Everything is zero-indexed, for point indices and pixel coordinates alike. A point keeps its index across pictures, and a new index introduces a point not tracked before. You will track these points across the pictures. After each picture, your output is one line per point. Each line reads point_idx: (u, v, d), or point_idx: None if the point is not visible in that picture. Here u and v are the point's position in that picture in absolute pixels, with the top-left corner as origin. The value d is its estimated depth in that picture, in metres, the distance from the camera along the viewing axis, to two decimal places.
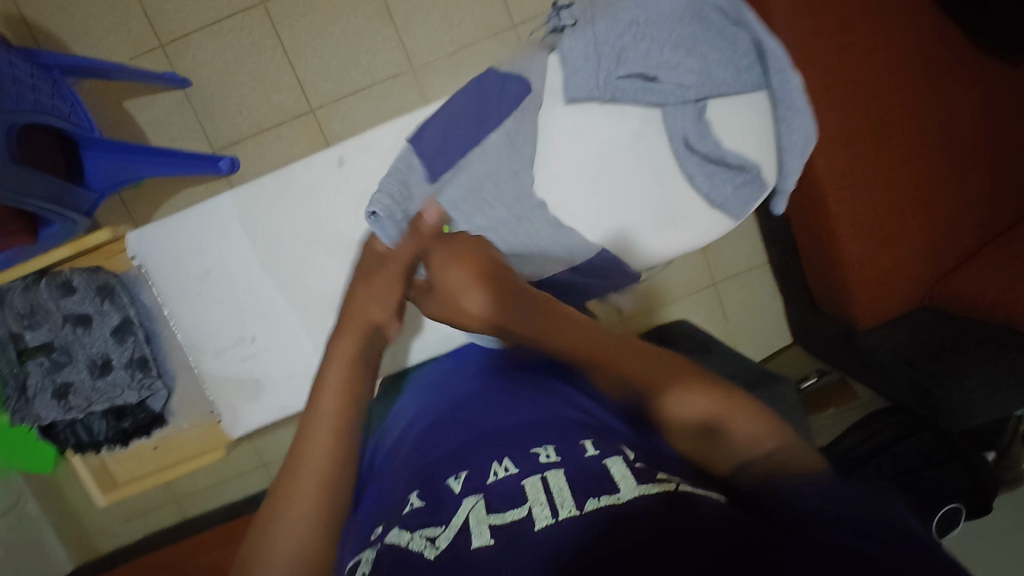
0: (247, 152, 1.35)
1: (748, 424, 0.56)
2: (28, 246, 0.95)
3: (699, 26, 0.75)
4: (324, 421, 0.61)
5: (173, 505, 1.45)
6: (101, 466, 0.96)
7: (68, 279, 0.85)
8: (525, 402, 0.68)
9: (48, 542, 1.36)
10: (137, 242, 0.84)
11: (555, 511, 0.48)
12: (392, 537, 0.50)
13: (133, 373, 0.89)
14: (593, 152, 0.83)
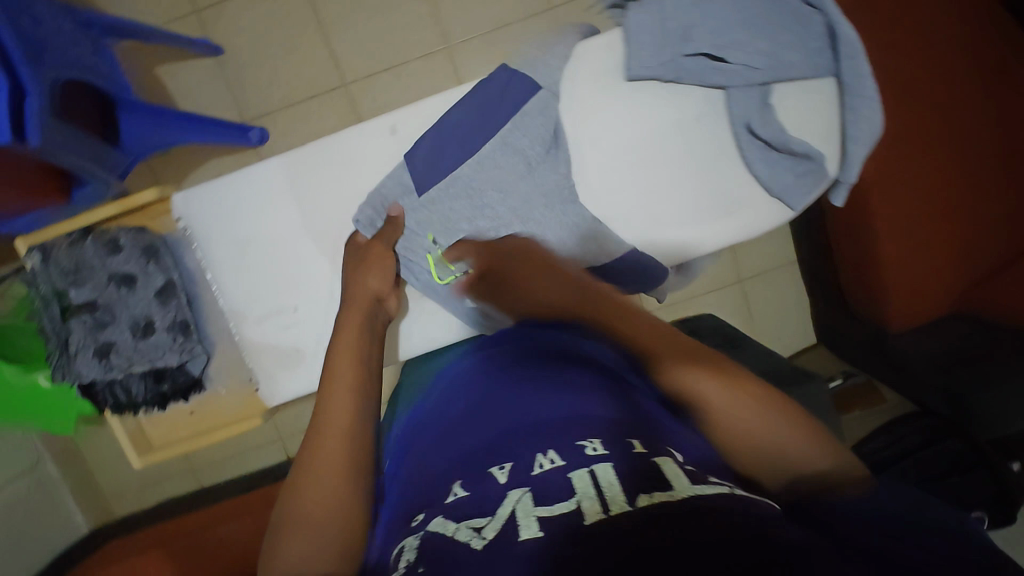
0: (278, 125, 1.34)
1: (792, 437, 0.55)
2: (61, 207, 0.96)
3: (769, 7, 0.75)
4: (339, 395, 0.65)
5: (190, 473, 1.45)
6: (137, 430, 0.92)
7: (115, 237, 0.83)
8: (566, 385, 0.61)
9: (67, 504, 1.37)
10: (183, 204, 0.84)
11: (606, 506, 0.43)
12: (435, 526, 0.47)
13: (176, 336, 0.86)
14: (617, 150, 0.82)
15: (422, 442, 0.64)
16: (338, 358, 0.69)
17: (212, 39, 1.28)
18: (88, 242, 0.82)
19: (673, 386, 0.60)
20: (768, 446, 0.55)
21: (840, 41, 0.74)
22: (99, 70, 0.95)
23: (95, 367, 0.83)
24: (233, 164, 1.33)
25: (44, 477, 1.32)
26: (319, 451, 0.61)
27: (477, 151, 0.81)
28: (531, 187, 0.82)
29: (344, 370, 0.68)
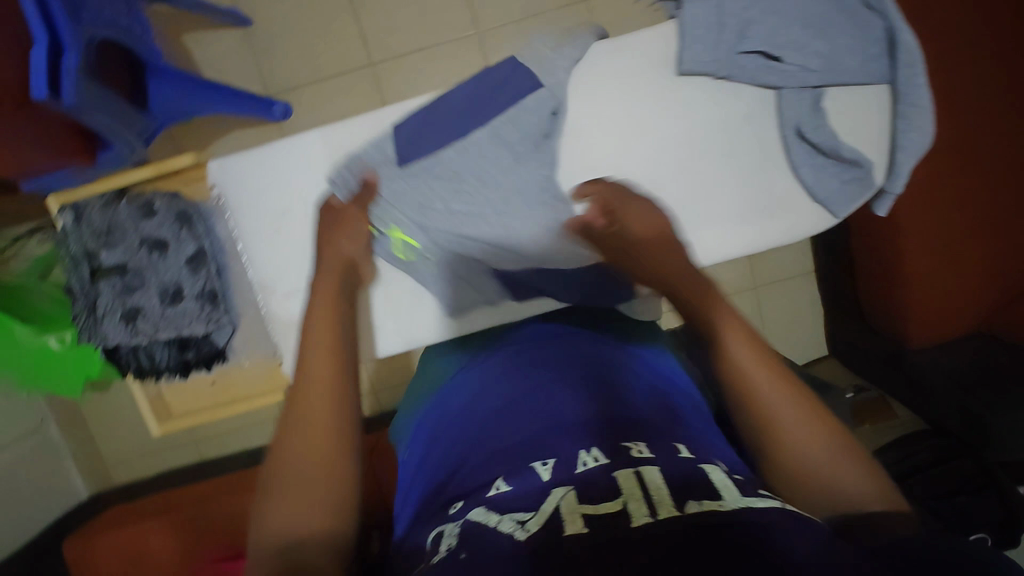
0: (301, 101, 1.31)
1: (841, 465, 0.50)
2: (85, 167, 0.95)
3: (832, 10, 0.75)
4: (324, 369, 0.59)
5: (191, 446, 1.44)
6: (157, 396, 0.94)
7: (149, 201, 0.83)
8: (607, 392, 0.62)
9: (67, 469, 1.35)
10: (219, 171, 0.79)
11: (653, 509, 0.43)
12: (476, 515, 0.47)
13: (205, 305, 0.85)
14: (607, 147, 0.81)
15: (447, 433, 0.64)
16: (314, 320, 0.64)
17: (241, 9, 1.26)
18: (122, 205, 0.82)
19: (736, 393, 0.56)
20: (813, 465, 0.50)
21: (899, 48, 0.74)
22: (131, 32, 0.94)
23: (122, 331, 0.83)
24: (254, 137, 1.31)
25: (45, 439, 1.31)
26: (302, 414, 0.56)
27: (466, 135, 0.79)
28: (512, 180, 0.80)
29: (322, 339, 0.62)
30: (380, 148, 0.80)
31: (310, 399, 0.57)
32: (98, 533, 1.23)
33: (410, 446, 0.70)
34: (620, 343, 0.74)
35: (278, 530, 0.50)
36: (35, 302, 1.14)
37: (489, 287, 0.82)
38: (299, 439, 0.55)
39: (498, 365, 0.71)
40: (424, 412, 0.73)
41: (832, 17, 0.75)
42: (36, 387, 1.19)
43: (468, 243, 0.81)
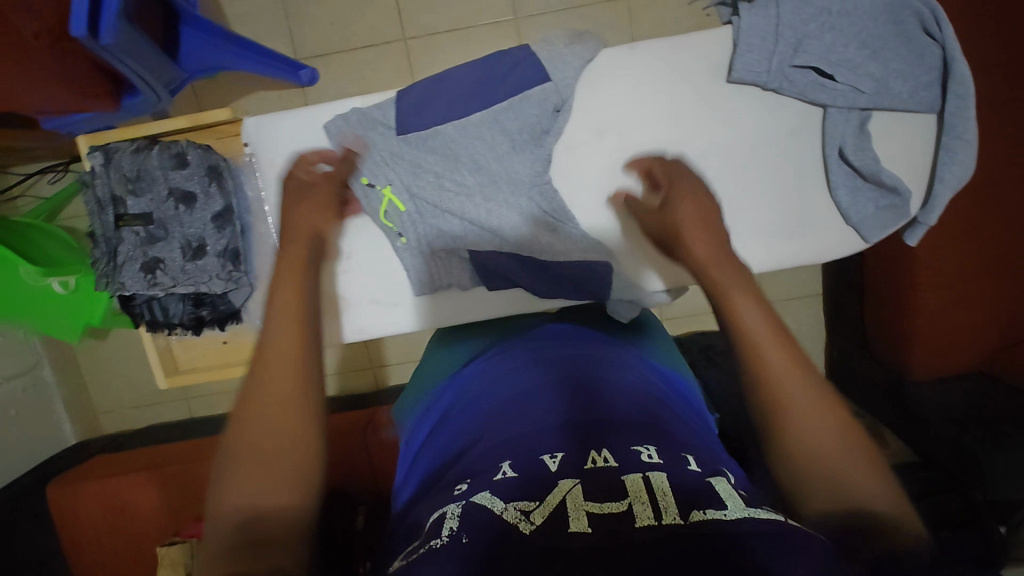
0: (329, 68, 1.30)
1: (860, 478, 0.46)
2: (110, 111, 0.95)
3: (892, 31, 0.72)
4: (290, 328, 0.54)
5: (183, 402, 1.42)
6: (167, 348, 0.90)
7: (183, 151, 0.79)
8: (623, 395, 0.60)
9: (57, 412, 1.34)
10: (254, 129, 0.78)
11: (658, 514, 0.42)
12: (480, 497, 0.46)
13: (225, 264, 0.81)
14: (608, 142, 0.81)
15: (456, 416, 0.64)
16: (280, 287, 0.57)
17: None
18: (154, 152, 0.78)
19: (762, 402, 0.50)
20: (830, 473, 0.46)
21: (952, 79, 0.72)
22: None
23: (140, 281, 0.80)
24: (279, 100, 1.30)
25: (39, 380, 1.30)
26: (262, 388, 0.50)
27: (466, 116, 0.76)
28: (501, 166, 0.78)
29: (285, 298, 0.56)
30: (377, 115, 0.77)
31: (274, 368, 0.51)
32: (83, 479, 1.22)
33: (418, 427, 0.70)
34: (632, 352, 0.74)
35: (242, 505, 0.45)
36: (47, 248, 1.16)
37: (463, 270, 0.81)
38: (264, 409, 0.49)
39: (511, 358, 0.71)
40: (433, 396, 0.73)
41: (887, 41, 0.72)
42: (35, 327, 1.18)
43: (449, 225, 0.79)
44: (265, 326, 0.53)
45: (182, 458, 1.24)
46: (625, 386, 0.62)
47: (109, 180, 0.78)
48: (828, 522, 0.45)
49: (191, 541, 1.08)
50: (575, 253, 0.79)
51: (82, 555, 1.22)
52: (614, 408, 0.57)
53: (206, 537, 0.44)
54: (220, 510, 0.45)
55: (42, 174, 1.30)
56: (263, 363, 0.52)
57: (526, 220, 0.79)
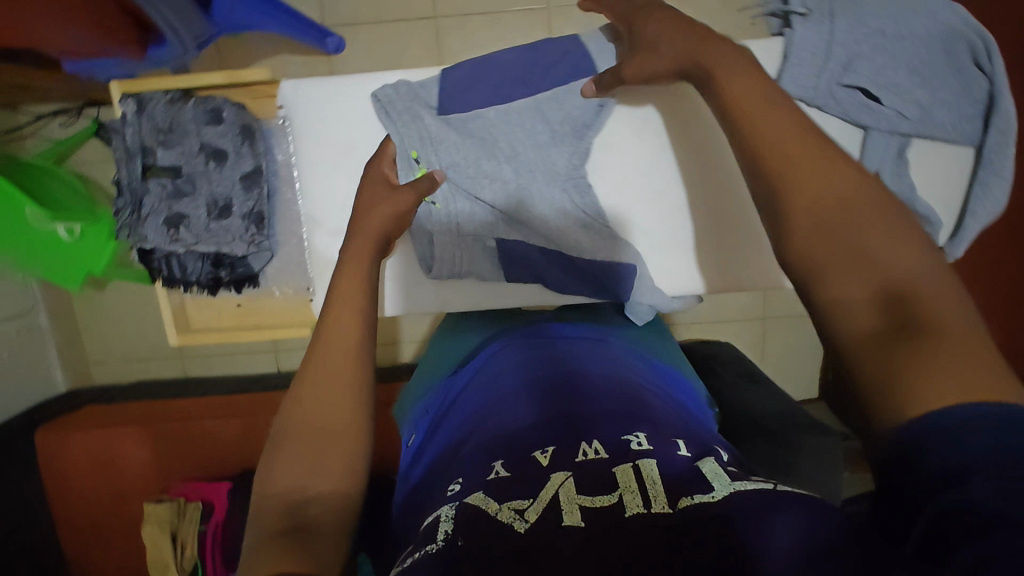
0: (356, 38, 1.28)
1: (897, 260, 0.43)
2: (136, 59, 0.93)
3: (945, 59, 0.69)
4: (349, 307, 0.56)
5: (176, 359, 1.39)
6: (180, 306, 0.89)
7: (218, 107, 0.77)
8: (622, 388, 0.58)
9: (49, 357, 1.32)
10: (292, 94, 0.76)
11: (647, 502, 0.41)
12: (473, 498, 0.43)
13: (249, 227, 0.81)
14: (643, 144, 0.80)
15: (455, 411, 0.61)
16: (343, 275, 0.58)
17: None
18: (189, 105, 0.77)
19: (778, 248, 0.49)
20: (864, 257, 0.44)
21: (997, 114, 0.69)
22: None
23: (162, 234, 0.80)
24: (301, 65, 1.28)
25: (34, 324, 1.28)
26: (319, 373, 0.52)
27: (512, 103, 0.76)
28: (538, 154, 0.77)
29: (349, 286, 0.57)
30: (425, 92, 0.76)
31: (330, 345, 0.54)
32: (74, 428, 1.22)
33: (415, 432, 0.66)
34: (624, 344, 0.73)
35: (284, 486, 0.46)
36: (51, 189, 1.13)
37: (489, 258, 0.80)
38: (308, 398, 0.51)
39: (511, 350, 0.69)
40: (432, 399, 0.70)
41: (938, 69, 0.69)
42: (31, 269, 1.15)
43: (481, 209, 0.78)
44: (326, 311, 0.55)
45: (175, 416, 1.23)
46: (626, 381, 0.60)
47: (142, 130, 0.77)
48: (863, 318, 0.42)
49: (179, 501, 1.10)
50: (601, 253, 0.79)
51: (69, 504, 1.24)
52: (610, 402, 0.54)
53: (255, 517, 0.45)
54: (264, 492, 0.47)
55: (54, 116, 1.27)
56: (320, 348, 0.54)
57: (562, 215, 0.78)
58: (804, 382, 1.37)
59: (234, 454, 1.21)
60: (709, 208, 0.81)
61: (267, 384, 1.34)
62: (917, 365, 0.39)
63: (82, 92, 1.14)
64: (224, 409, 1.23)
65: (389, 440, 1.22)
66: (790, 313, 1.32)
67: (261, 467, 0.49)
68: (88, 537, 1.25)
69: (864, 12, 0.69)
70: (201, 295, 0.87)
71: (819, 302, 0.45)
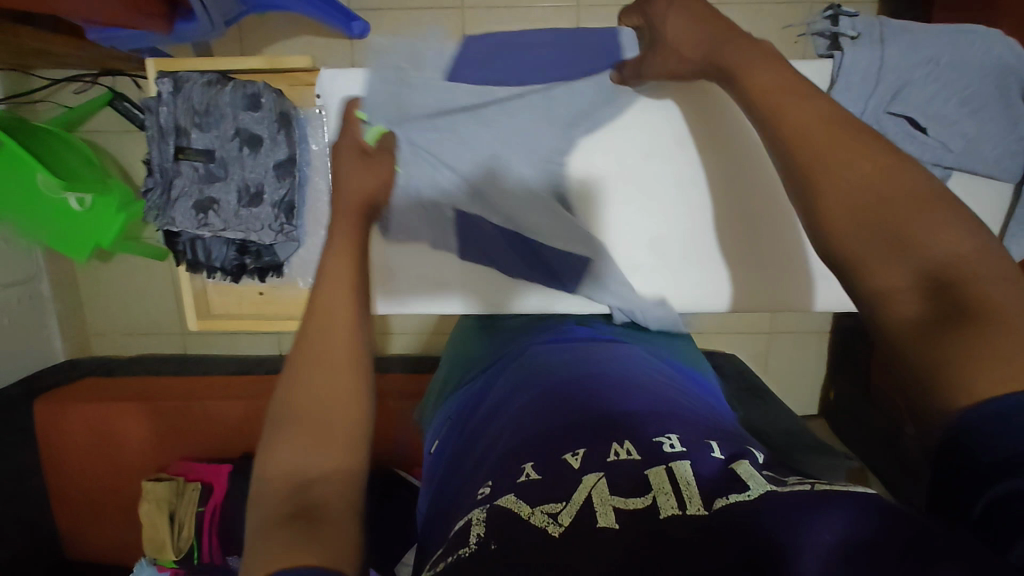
0: (381, 24, 1.26)
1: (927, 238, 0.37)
2: (162, 33, 0.92)
3: (996, 93, 0.67)
4: (337, 283, 0.51)
5: (177, 336, 1.36)
6: (201, 291, 0.88)
7: (258, 92, 0.73)
8: (650, 389, 0.54)
9: (49, 327, 1.29)
10: (331, 80, 0.74)
11: (682, 503, 0.36)
12: (505, 501, 0.39)
13: (279, 216, 0.77)
14: (680, 161, 0.79)
15: (484, 421, 0.58)
16: (335, 254, 0.54)
17: None
18: (228, 89, 0.73)
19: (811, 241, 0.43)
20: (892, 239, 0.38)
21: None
22: None
23: (191, 219, 0.76)
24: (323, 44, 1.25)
25: (35, 293, 1.25)
26: (315, 353, 0.48)
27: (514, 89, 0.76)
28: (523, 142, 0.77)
29: (337, 263, 0.53)
30: (425, 54, 0.74)
31: (325, 321, 0.49)
32: (73, 400, 1.20)
33: (438, 439, 0.66)
34: (643, 347, 0.71)
35: (284, 468, 0.42)
36: (68, 159, 1.11)
37: (447, 230, 0.81)
38: (306, 378, 0.46)
39: (528, 355, 0.68)
40: (455, 405, 0.69)
41: (987, 103, 0.67)
42: (34, 234, 1.11)
43: (445, 185, 0.78)
44: (317, 286, 0.50)
45: (175, 395, 1.21)
46: (654, 382, 0.57)
47: (176, 110, 0.73)
48: (909, 304, 0.37)
49: (177, 480, 1.10)
50: (559, 240, 0.77)
51: (66, 477, 1.23)
52: (638, 402, 0.50)
53: (254, 505, 0.41)
54: (262, 474, 0.42)
55: (68, 82, 1.24)
56: (308, 329, 0.49)
57: (520, 197, 0.78)
58: (803, 397, 1.34)
59: (233, 435, 1.21)
60: (746, 224, 0.80)
61: (268, 366, 1.32)
62: (966, 356, 0.33)
63: (99, 59, 1.11)
64: (225, 391, 1.22)
65: (385, 432, 1.20)
66: (797, 328, 1.29)
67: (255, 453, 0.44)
68: (80, 512, 1.25)
69: (918, 40, 0.66)
70: (224, 281, 0.84)
71: (863, 291, 0.39)
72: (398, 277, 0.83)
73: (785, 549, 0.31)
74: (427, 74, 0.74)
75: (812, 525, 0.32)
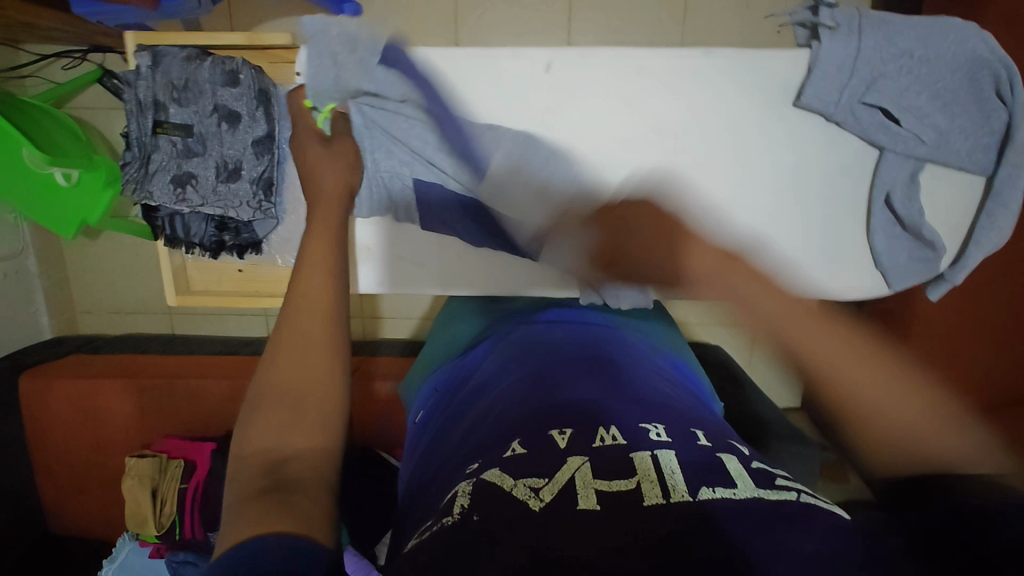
0: None
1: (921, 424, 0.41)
2: (148, 8, 0.91)
3: (966, 88, 0.68)
4: (314, 272, 0.52)
5: (164, 316, 1.35)
6: (181, 266, 0.87)
7: (235, 67, 0.72)
8: (636, 377, 0.54)
9: (35, 302, 1.28)
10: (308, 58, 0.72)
11: (667, 493, 0.35)
12: (490, 474, 0.39)
13: (258, 193, 0.76)
14: (665, 147, 0.76)
15: (467, 396, 0.58)
16: (312, 241, 0.55)
17: None
18: (206, 64, 0.72)
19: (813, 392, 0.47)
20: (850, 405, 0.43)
21: (1011, 146, 0.68)
22: None
23: (169, 194, 0.75)
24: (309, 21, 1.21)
25: (22, 268, 1.24)
26: (296, 336, 0.48)
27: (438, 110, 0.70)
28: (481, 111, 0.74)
29: (318, 253, 0.54)
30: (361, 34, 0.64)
31: (306, 310, 0.50)
32: (57, 376, 1.20)
33: (422, 410, 0.66)
34: (631, 336, 0.71)
35: (261, 445, 0.43)
36: (51, 133, 1.09)
37: (408, 205, 0.78)
38: (287, 360, 0.47)
39: (523, 334, 0.67)
40: (439, 379, 0.70)
41: (956, 98, 0.68)
42: (21, 211, 1.10)
43: (402, 161, 0.73)
44: (297, 275, 0.51)
45: (160, 375, 1.21)
46: (641, 371, 0.57)
47: (154, 84, 0.72)
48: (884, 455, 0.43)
49: (161, 458, 1.10)
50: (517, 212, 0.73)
51: (51, 451, 1.24)
52: (625, 391, 0.50)
53: (231, 478, 0.41)
54: (241, 451, 0.43)
55: (57, 59, 1.24)
56: (291, 307, 0.50)
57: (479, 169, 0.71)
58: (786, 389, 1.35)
59: (220, 415, 1.21)
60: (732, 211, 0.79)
61: (254, 348, 1.31)
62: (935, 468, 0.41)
63: (88, 34, 1.09)
64: (213, 371, 1.22)
65: (370, 418, 1.21)
66: None
67: (236, 433, 0.45)
68: (63, 485, 1.25)
69: (894, 32, 0.66)
70: (204, 257, 0.84)
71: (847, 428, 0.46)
72: (379, 255, 0.82)
73: (761, 557, 0.30)
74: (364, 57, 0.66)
75: (791, 534, 0.32)
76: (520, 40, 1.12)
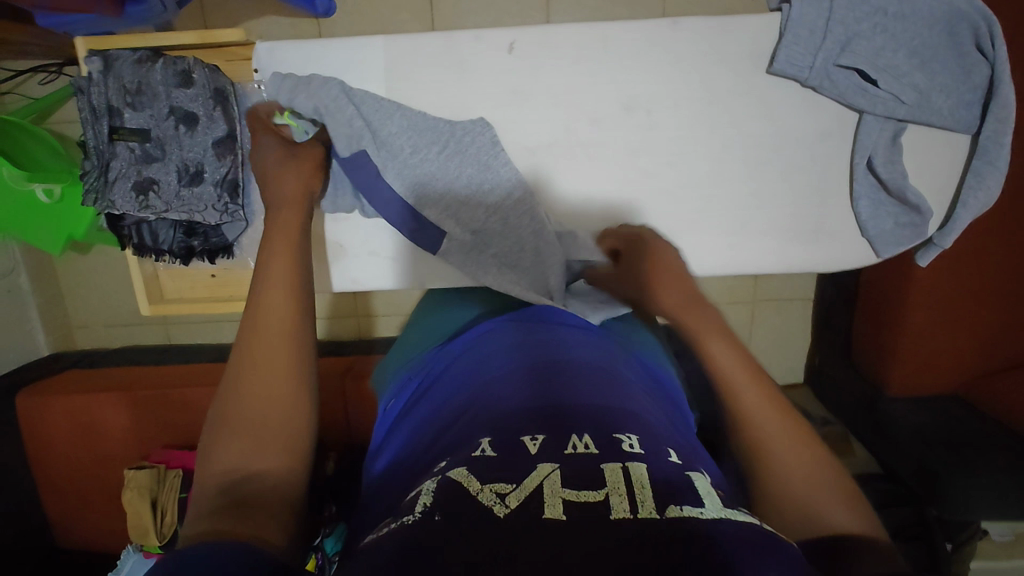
0: None
1: (822, 487, 0.44)
2: (111, 14, 0.89)
3: (945, 43, 0.66)
4: (277, 289, 0.50)
5: (159, 327, 1.35)
6: (153, 275, 0.87)
7: (188, 67, 0.71)
8: (618, 375, 0.51)
9: (29, 320, 1.27)
10: (267, 55, 0.71)
11: (634, 506, 0.33)
12: (457, 475, 0.37)
13: (222, 195, 0.75)
14: (636, 122, 0.74)
15: (437, 389, 0.55)
16: (272, 258, 0.52)
17: None
18: (158, 66, 0.71)
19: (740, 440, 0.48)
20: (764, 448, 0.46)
21: (995, 102, 0.66)
22: None
23: (131, 202, 0.74)
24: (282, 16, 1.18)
25: (14, 287, 1.23)
26: (258, 360, 0.46)
27: (407, 125, 0.72)
28: (444, 100, 0.73)
29: (278, 268, 0.51)
30: (324, 53, 0.71)
31: (268, 330, 0.48)
32: (54, 393, 1.20)
33: (393, 395, 0.63)
34: (627, 340, 0.64)
35: (221, 467, 0.42)
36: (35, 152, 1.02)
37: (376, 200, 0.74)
38: (249, 382, 0.45)
39: (523, 325, 0.60)
40: (416, 368, 0.64)
41: (937, 54, 0.66)
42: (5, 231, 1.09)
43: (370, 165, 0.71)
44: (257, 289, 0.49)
45: (155, 385, 1.21)
46: (630, 372, 0.54)
47: (108, 89, 0.71)
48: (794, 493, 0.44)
49: (158, 468, 1.10)
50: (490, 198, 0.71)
51: (50, 466, 1.24)
52: (603, 389, 0.47)
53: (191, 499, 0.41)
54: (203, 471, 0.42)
55: (34, 73, 1.23)
56: (255, 322, 0.48)
57: (445, 168, 0.71)
58: (787, 367, 1.32)
59: None
60: (711, 185, 0.77)
61: None
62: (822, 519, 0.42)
63: (63, 47, 1.09)
64: (208, 378, 1.22)
65: (372, 415, 1.20)
66: (782, 297, 1.25)
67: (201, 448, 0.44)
68: (69, 499, 1.26)
69: None
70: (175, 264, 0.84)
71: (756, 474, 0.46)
72: (349, 255, 0.81)
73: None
74: (330, 63, 0.72)
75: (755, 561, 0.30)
76: (497, 23, 1.09)
